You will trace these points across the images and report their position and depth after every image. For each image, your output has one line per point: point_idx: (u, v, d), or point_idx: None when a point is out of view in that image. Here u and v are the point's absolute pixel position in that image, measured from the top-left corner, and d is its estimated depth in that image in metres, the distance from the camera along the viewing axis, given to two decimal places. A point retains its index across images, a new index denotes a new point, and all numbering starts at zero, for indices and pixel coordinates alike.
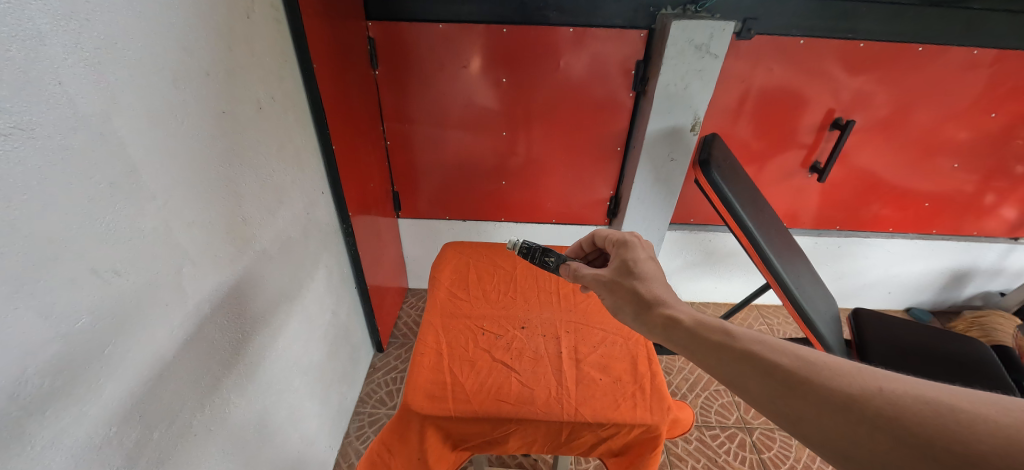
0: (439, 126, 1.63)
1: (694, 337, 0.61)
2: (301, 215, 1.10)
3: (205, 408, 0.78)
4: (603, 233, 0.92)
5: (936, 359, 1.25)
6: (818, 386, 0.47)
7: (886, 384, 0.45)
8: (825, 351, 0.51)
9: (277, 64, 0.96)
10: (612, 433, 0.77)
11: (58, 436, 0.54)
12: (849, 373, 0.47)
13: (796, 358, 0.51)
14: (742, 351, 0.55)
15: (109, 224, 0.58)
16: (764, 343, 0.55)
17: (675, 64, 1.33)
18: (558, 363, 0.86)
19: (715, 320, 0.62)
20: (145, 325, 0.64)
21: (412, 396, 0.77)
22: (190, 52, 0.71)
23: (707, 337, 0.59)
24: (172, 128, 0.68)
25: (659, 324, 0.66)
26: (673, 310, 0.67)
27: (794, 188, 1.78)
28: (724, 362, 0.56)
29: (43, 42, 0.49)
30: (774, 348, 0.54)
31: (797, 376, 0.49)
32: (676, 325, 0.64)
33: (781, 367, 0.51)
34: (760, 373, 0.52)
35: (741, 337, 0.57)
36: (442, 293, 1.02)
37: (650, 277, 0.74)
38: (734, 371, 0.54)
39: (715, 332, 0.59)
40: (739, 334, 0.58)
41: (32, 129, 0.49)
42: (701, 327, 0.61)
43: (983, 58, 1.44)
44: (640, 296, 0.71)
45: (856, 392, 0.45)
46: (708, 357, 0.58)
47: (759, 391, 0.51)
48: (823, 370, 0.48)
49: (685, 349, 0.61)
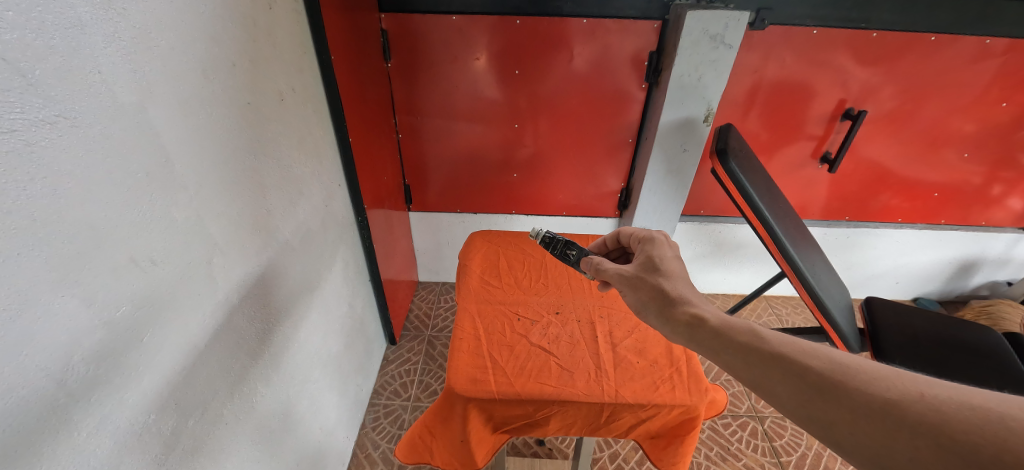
0: (449, 118, 1.63)
1: (721, 337, 0.62)
2: (320, 207, 1.10)
3: (234, 397, 0.79)
4: (627, 231, 0.93)
5: (948, 345, 1.27)
6: (852, 391, 0.48)
7: (927, 390, 0.45)
8: (861, 357, 0.51)
9: (297, 57, 0.95)
10: (652, 414, 0.78)
11: (102, 423, 0.54)
12: (889, 378, 0.48)
13: (829, 361, 0.52)
14: (772, 353, 0.56)
15: (144, 213, 0.58)
16: (796, 346, 0.55)
17: (690, 54, 1.32)
18: (594, 347, 0.87)
19: (743, 321, 0.63)
20: (179, 315, 0.65)
21: (455, 380, 0.78)
22: (217, 42, 0.71)
23: (734, 339, 0.60)
24: (203, 118, 0.68)
25: (684, 322, 0.67)
26: (698, 309, 0.68)
27: (804, 179, 1.79)
28: (752, 365, 0.57)
29: (84, 30, 0.50)
30: (806, 351, 0.54)
31: (831, 380, 0.50)
32: (702, 324, 0.65)
33: (812, 371, 0.52)
34: (793, 377, 0.52)
35: (770, 340, 0.58)
36: (474, 280, 1.03)
37: (672, 276, 0.75)
38: (763, 374, 0.55)
39: (744, 333, 0.60)
40: (768, 337, 0.58)
41: (75, 117, 0.49)
42: (729, 327, 0.62)
43: (995, 47, 1.43)
44: (663, 293, 0.72)
45: (894, 397, 0.45)
46: (735, 357, 0.59)
47: (789, 395, 0.52)
48: (858, 375, 0.49)
49: (710, 349, 0.62)
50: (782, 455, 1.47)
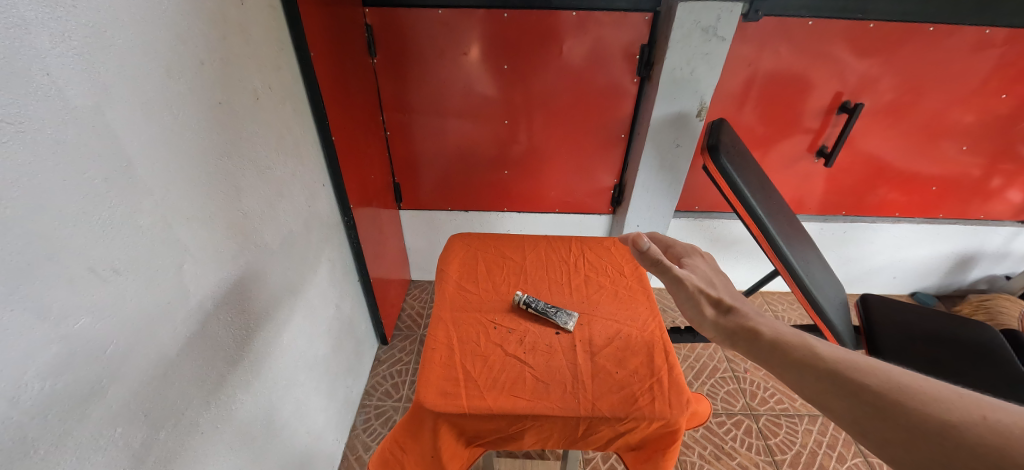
0: (438, 115, 1.60)
1: (777, 349, 0.59)
2: (302, 208, 1.08)
3: (211, 405, 0.77)
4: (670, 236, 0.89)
5: (944, 342, 1.25)
6: (907, 410, 0.45)
7: (990, 413, 0.42)
8: (918, 375, 0.48)
9: (273, 53, 0.93)
10: (630, 427, 0.76)
11: (63, 438, 0.52)
12: (948, 399, 0.45)
13: (886, 379, 0.49)
14: (827, 368, 0.53)
15: (104, 221, 0.56)
16: (850, 361, 0.53)
17: (682, 47, 1.29)
18: (573, 356, 0.85)
19: (799, 336, 0.60)
20: (147, 325, 0.63)
21: (425, 394, 0.76)
22: (183, 40, 0.68)
23: (789, 352, 0.58)
24: (168, 120, 0.65)
25: (742, 335, 0.65)
26: (753, 322, 0.65)
27: (800, 173, 1.76)
28: (805, 379, 0.54)
29: (29, 30, 0.47)
30: (860, 367, 0.51)
31: (886, 397, 0.47)
32: (758, 336, 0.63)
33: (867, 387, 0.49)
34: (846, 393, 0.50)
35: (823, 354, 0.55)
36: (451, 286, 1.00)
37: (721, 289, 0.75)
38: (817, 388, 0.52)
39: (798, 347, 0.58)
40: (823, 351, 0.55)
41: (21, 123, 0.46)
42: (783, 340, 0.59)
43: (995, 37, 1.40)
44: (720, 308, 0.71)
45: (953, 420, 0.43)
46: (788, 371, 0.56)
47: (841, 410, 0.49)
48: (914, 393, 0.46)
49: (764, 361, 0.60)
50: (777, 454, 1.46)
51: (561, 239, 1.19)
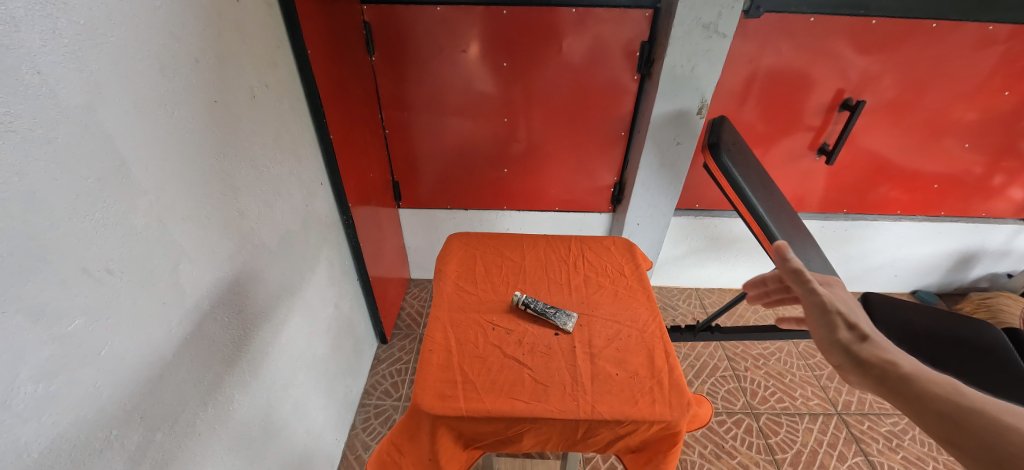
0: (438, 113, 1.59)
1: (922, 389, 0.57)
2: (300, 207, 1.07)
3: (208, 406, 0.76)
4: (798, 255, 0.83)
5: (946, 341, 1.25)
6: None
7: None
8: None
9: (270, 51, 0.92)
10: (630, 430, 0.76)
11: (56, 441, 0.52)
12: None
13: None
14: (976, 415, 0.52)
15: (98, 221, 0.55)
16: (1002, 412, 0.52)
17: (683, 44, 1.28)
18: (572, 358, 0.84)
19: (944, 378, 0.58)
20: (142, 325, 0.62)
21: (422, 396, 0.75)
22: (177, 38, 0.67)
23: (934, 392, 0.56)
24: (162, 118, 0.65)
25: (878, 365, 0.62)
26: (894, 356, 0.62)
27: (802, 171, 1.75)
28: (951, 425, 0.53)
29: (18, 27, 0.46)
30: (1013, 419, 0.50)
31: None
32: (898, 370, 0.60)
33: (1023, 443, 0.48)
34: (996, 445, 0.49)
35: (972, 401, 0.54)
36: (449, 286, 1.00)
37: (858, 317, 0.70)
38: (964, 437, 0.51)
39: (943, 389, 0.56)
40: (972, 398, 0.54)
41: (11, 122, 0.46)
42: (928, 381, 0.57)
43: (998, 33, 1.39)
44: (856, 333, 0.67)
45: None
46: (931, 413, 0.55)
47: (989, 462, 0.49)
48: None
49: (903, 397, 0.58)
50: (778, 453, 1.45)
51: (560, 239, 1.19)
